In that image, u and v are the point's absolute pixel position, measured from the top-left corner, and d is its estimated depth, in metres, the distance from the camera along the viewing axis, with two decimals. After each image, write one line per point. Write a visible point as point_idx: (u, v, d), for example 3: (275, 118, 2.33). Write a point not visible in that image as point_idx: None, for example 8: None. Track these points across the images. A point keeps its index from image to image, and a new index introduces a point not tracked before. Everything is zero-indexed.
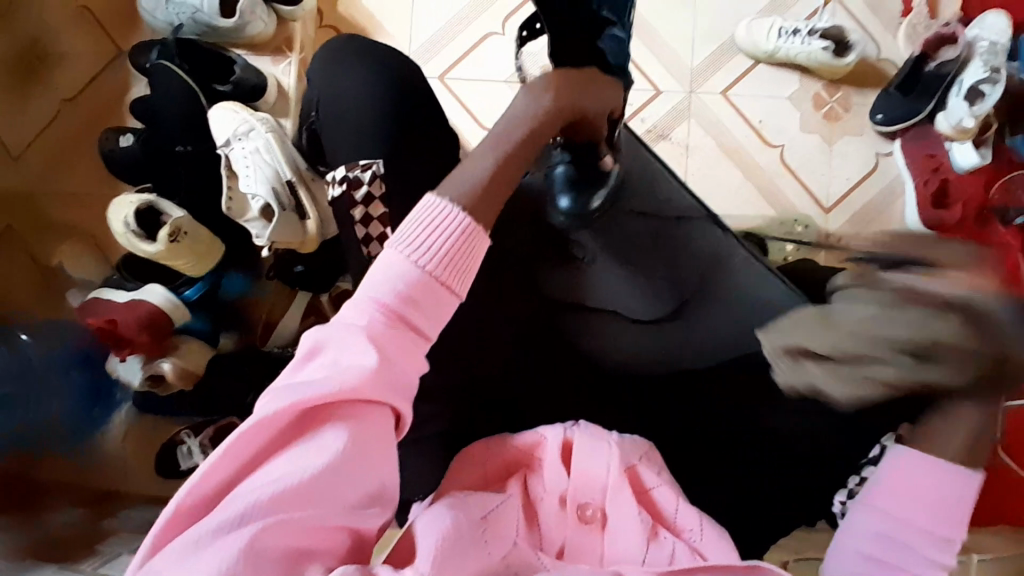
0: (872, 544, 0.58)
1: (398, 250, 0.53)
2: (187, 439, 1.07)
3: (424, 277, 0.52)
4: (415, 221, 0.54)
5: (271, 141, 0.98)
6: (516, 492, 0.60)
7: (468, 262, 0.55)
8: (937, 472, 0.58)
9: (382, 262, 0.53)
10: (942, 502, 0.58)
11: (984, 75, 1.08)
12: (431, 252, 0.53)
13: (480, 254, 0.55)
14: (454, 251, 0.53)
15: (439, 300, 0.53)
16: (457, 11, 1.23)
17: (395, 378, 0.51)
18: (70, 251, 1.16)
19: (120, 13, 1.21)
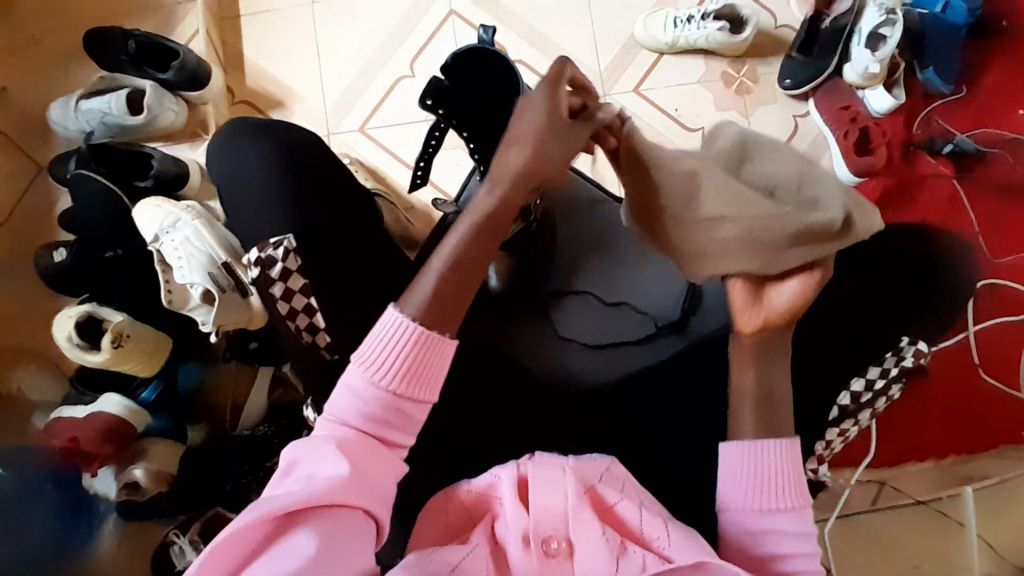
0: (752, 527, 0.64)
1: (362, 369, 0.61)
2: (177, 538, 1.01)
3: (391, 387, 0.61)
4: (379, 334, 0.62)
5: (199, 228, 0.98)
6: (481, 539, 0.60)
7: (433, 371, 0.62)
8: (771, 454, 0.65)
9: (350, 380, 0.61)
10: (786, 475, 0.64)
11: (880, 18, 1.11)
12: (392, 367, 0.61)
13: (440, 358, 0.62)
14: (415, 359, 0.61)
15: (403, 407, 0.61)
16: (364, 61, 1.24)
17: (365, 483, 0.58)
18: (27, 374, 1.14)
19: (33, 132, 1.21)
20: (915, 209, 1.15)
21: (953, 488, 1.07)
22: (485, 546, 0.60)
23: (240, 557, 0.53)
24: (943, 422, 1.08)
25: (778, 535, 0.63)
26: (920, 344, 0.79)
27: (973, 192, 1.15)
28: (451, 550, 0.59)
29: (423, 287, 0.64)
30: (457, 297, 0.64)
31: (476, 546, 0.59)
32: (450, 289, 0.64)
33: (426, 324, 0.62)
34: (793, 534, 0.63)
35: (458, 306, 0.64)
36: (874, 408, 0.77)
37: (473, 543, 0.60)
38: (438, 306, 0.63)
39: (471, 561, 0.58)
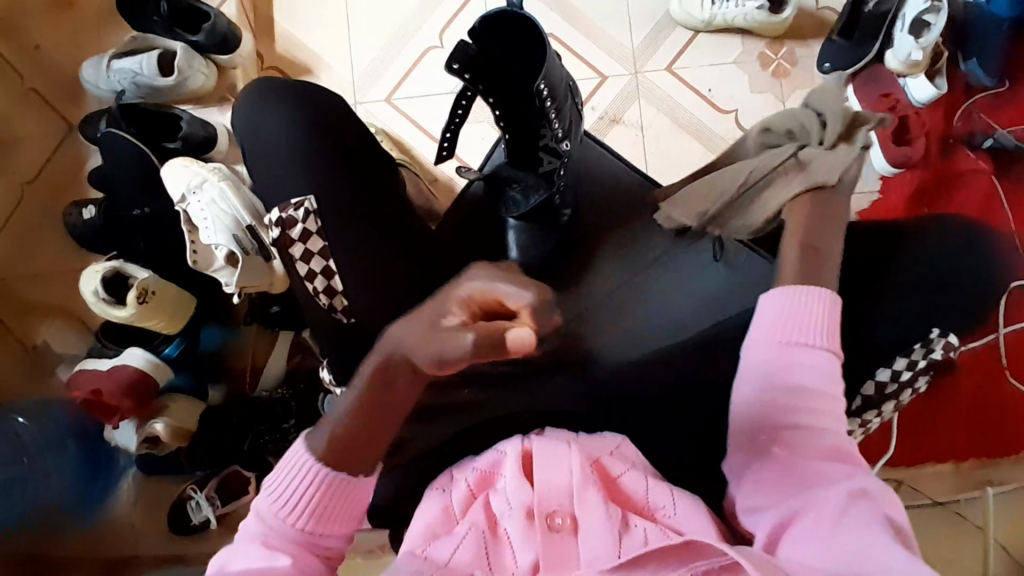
0: (774, 393, 0.62)
1: (271, 503, 0.60)
2: (194, 493, 1.08)
3: (303, 526, 0.60)
4: (283, 473, 0.61)
5: (225, 190, 0.99)
6: (477, 521, 0.59)
7: (349, 508, 0.62)
8: (806, 299, 0.64)
9: (261, 510, 0.61)
10: (819, 322, 0.64)
11: (925, 6, 1.06)
12: (302, 506, 0.60)
13: (361, 496, 0.62)
14: (322, 505, 0.60)
15: (319, 540, 0.61)
16: (394, 32, 1.23)
17: (303, 574, 0.58)
18: (54, 329, 1.17)
19: (66, 90, 1.23)
20: (963, 200, 1.10)
21: (971, 491, 1.04)
22: (479, 529, 0.59)
23: None
24: (971, 423, 1.05)
25: (795, 373, 0.62)
26: (950, 337, 0.77)
27: (1010, 188, 1.10)
28: (441, 546, 0.58)
29: (333, 425, 0.60)
30: (372, 436, 0.60)
31: (470, 531, 0.59)
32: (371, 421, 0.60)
33: (335, 466, 0.60)
34: (817, 378, 0.62)
35: (371, 439, 0.60)
36: (898, 399, 0.77)
37: (466, 528, 0.59)
38: (341, 452, 0.60)
39: (461, 553, 0.58)
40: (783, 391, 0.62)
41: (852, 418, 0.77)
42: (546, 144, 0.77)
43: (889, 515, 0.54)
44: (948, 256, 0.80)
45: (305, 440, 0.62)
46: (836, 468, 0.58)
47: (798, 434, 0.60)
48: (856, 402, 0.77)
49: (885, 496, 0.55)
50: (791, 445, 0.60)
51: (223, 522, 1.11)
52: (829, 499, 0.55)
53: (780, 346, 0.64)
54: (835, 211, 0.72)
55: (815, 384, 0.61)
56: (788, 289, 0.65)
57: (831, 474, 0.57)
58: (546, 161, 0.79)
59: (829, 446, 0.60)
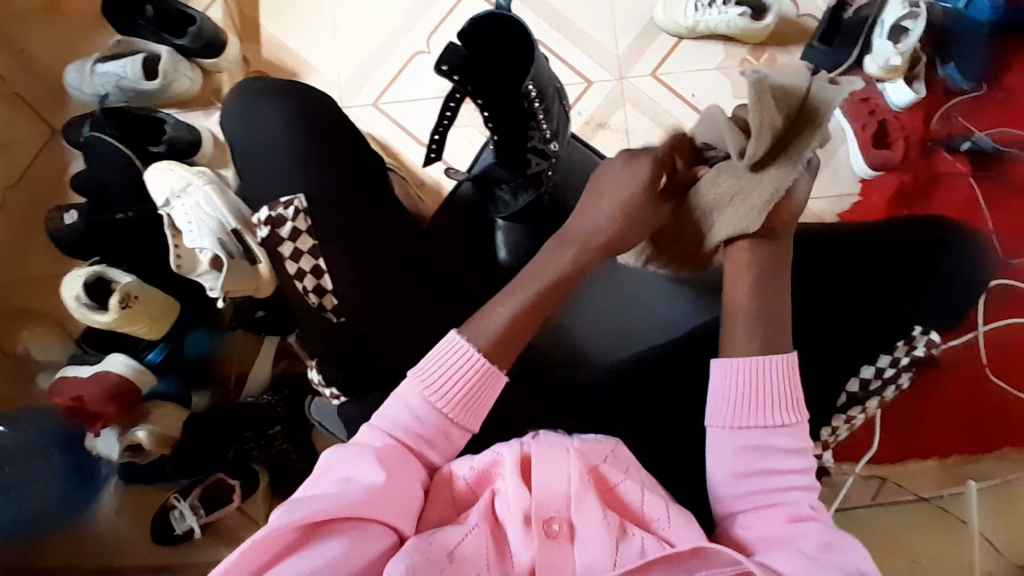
0: (742, 460, 0.63)
1: (420, 389, 0.64)
2: (178, 502, 1.06)
3: (445, 412, 0.64)
4: (436, 361, 0.65)
5: (211, 194, 0.97)
6: (481, 517, 0.59)
7: (483, 401, 0.66)
8: (754, 366, 0.65)
9: (405, 398, 0.64)
10: (780, 385, 0.64)
11: (904, 10, 1.08)
12: (451, 392, 0.64)
13: (494, 391, 0.66)
14: (471, 390, 0.65)
15: (450, 432, 0.64)
16: (381, 36, 1.24)
17: (394, 503, 0.58)
18: (33, 337, 1.13)
19: (48, 94, 1.21)
20: (939, 202, 1.13)
21: (954, 487, 1.05)
22: (484, 526, 0.58)
23: (264, 560, 0.53)
24: (951, 421, 1.07)
25: (758, 451, 0.63)
26: (932, 334, 0.78)
27: (987, 191, 1.13)
28: (450, 532, 0.57)
29: (489, 325, 0.67)
30: (519, 337, 0.67)
31: (476, 527, 0.58)
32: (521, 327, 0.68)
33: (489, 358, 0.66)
34: (783, 450, 0.63)
35: (523, 331, 0.68)
36: (882, 395, 0.77)
37: (471, 523, 0.58)
38: (502, 340, 0.67)
39: (470, 541, 0.57)
40: (752, 464, 0.63)
41: (835, 416, 0.76)
42: (534, 146, 0.78)
43: (857, 566, 0.56)
44: (929, 253, 0.82)
45: (458, 332, 0.67)
46: (807, 526, 0.59)
47: (772, 491, 0.62)
48: (841, 399, 0.76)
49: (851, 546, 0.57)
50: (762, 512, 0.61)
51: (209, 530, 1.09)
52: (801, 544, 0.57)
53: (740, 423, 0.64)
54: (768, 255, 0.70)
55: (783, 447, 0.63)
56: (745, 359, 0.65)
57: (802, 530, 0.59)
58: (534, 162, 0.80)
59: (795, 508, 0.61)
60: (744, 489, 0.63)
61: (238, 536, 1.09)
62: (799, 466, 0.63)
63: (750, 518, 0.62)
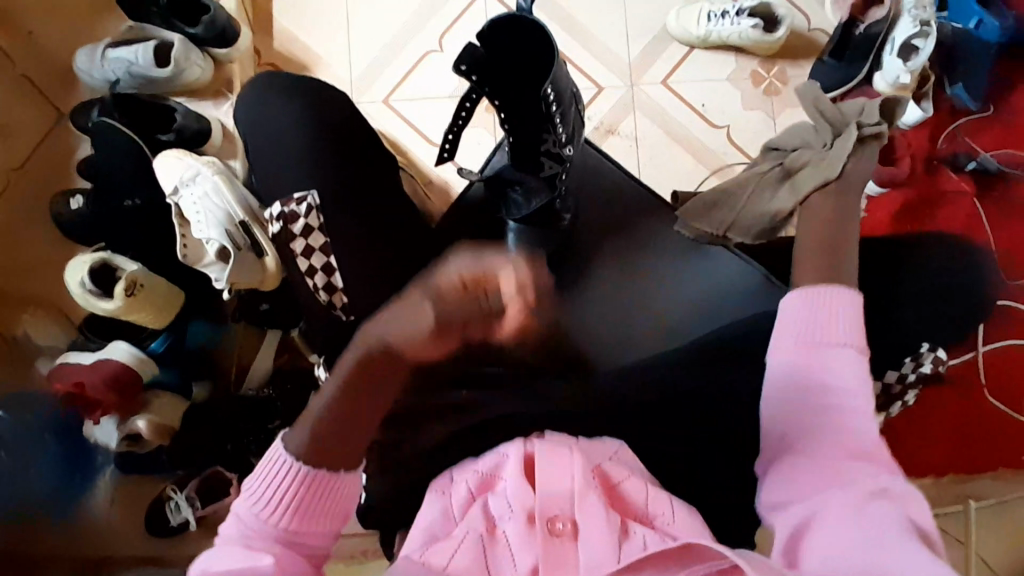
0: (798, 400, 0.62)
1: (252, 506, 0.59)
2: (174, 494, 1.06)
3: (289, 512, 0.59)
4: (264, 469, 0.61)
5: (219, 185, 0.98)
6: (474, 528, 0.59)
7: (334, 502, 0.61)
8: (821, 300, 0.65)
9: (243, 508, 0.60)
10: (841, 329, 0.63)
11: (915, 29, 1.09)
12: (287, 494, 0.59)
13: (343, 493, 0.61)
14: (302, 492, 0.59)
15: (309, 525, 0.59)
16: (394, 34, 1.24)
17: (284, 573, 0.55)
18: (33, 320, 1.13)
19: (56, 79, 1.21)
20: (944, 219, 1.14)
21: (951, 506, 1.07)
22: (477, 533, 0.58)
23: None
24: (949, 438, 1.07)
25: (818, 384, 0.62)
26: (939, 351, 0.80)
27: (992, 210, 1.14)
28: (437, 553, 0.57)
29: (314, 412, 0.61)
30: (363, 424, 0.62)
31: (468, 534, 0.58)
32: (352, 411, 0.61)
33: (313, 459, 0.60)
34: (841, 394, 0.61)
35: (358, 422, 0.62)
36: (888, 409, 0.84)
37: (460, 538, 0.58)
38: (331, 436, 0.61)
39: (458, 560, 0.57)
40: (811, 405, 0.62)
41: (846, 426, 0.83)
42: (549, 149, 0.78)
43: (911, 517, 0.53)
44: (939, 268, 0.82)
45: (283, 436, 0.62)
46: (857, 470, 0.57)
47: (826, 437, 0.60)
48: None
49: (906, 496, 0.55)
50: (811, 452, 0.60)
51: (204, 522, 1.09)
52: (849, 495, 0.55)
53: (806, 348, 0.64)
54: (847, 206, 0.72)
55: (841, 385, 0.61)
56: (813, 293, 0.65)
57: (858, 473, 0.57)
58: (547, 166, 0.79)
59: (850, 450, 0.59)
60: (800, 423, 0.62)
61: None
62: (854, 408, 0.61)
63: (796, 456, 0.61)
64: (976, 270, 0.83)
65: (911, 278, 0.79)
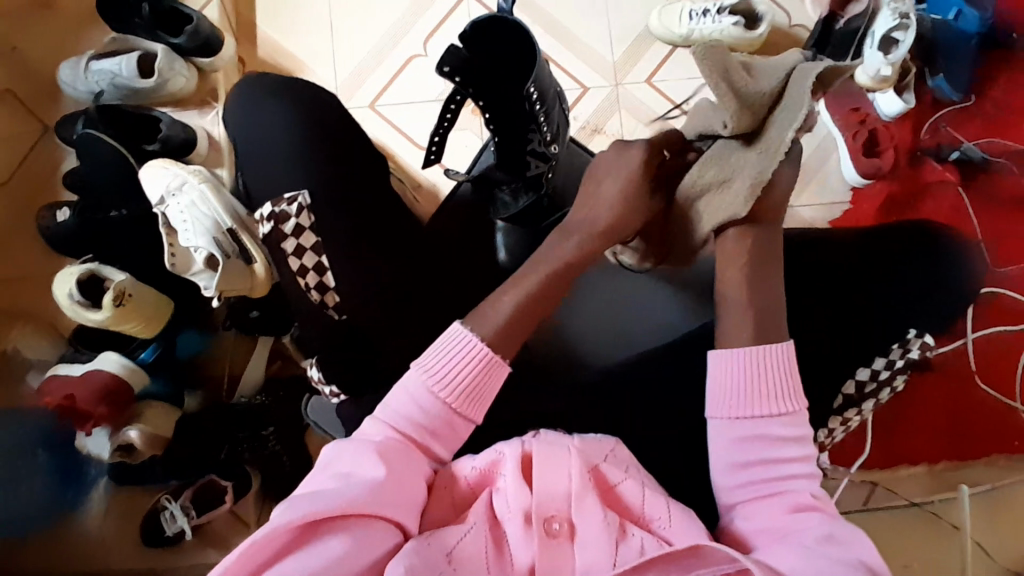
0: (740, 454, 0.63)
1: (423, 379, 0.64)
2: (168, 504, 1.05)
3: (449, 402, 0.64)
4: (435, 353, 0.65)
5: (206, 193, 0.98)
6: (481, 516, 0.59)
7: (487, 391, 0.66)
8: (749, 353, 0.65)
9: (408, 388, 0.65)
10: (777, 379, 0.64)
11: (894, 23, 1.10)
12: (455, 382, 0.64)
13: (496, 383, 0.66)
14: (474, 382, 0.65)
15: (455, 423, 0.64)
16: (378, 39, 1.24)
17: (396, 495, 0.58)
18: (23, 334, 1.12)
19: (40, 91, 1.21)
20: (928, 209, 1.15)
21: (945, 492, 1.06)
22: (483, 525, 0.59)
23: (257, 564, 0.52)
24: (940, 426, 1.08)
25: (759, 439, 0.63)
26: (925, 338, 0.78)
27: (976, 201, 1.15)
28: (449, 532, 0.58)
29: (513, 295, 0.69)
30: (528, 325, 0.68)
31: (474, 526, 0.58)
32: (524, 317, 0.68)
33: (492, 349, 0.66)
34: (781, 439, 0.62)
35: (526, 324, 0.68)
36: (876, 398, 0.79)
37: (471, 522, 0.59)
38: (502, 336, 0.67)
39: (470, 540, 0.57)
40: (754, 457, 0.62)
41: (831, 418, 0.78)
42: (534, 149, 0.78)
43: (864, 558, 0.54)
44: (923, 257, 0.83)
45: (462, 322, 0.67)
46: (807, 517, 0.59)
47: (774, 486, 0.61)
48: (837, 401, 0.78)
49: (854, 538, 0.56)
50: (761, 503, 0.61)
51: (199, 532, 1.08)
52: (802, 538, 0.56)
53: (735, 415, 0.64)
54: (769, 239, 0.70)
55: (782, 434, 0.62)
56: (747, 349, 0.65)
57: (803, 523, 0.58)
58: (534, 166, 0.80)
59: (797, 498, 0.61)
60: (749, 476, 0.62)
61: (227, 538, 1.08)
62: (801, 455, 0.62)
63: (750, 508, 0.61)
64: (959, 258, 0.84)
65: (895, 267, 0.80)
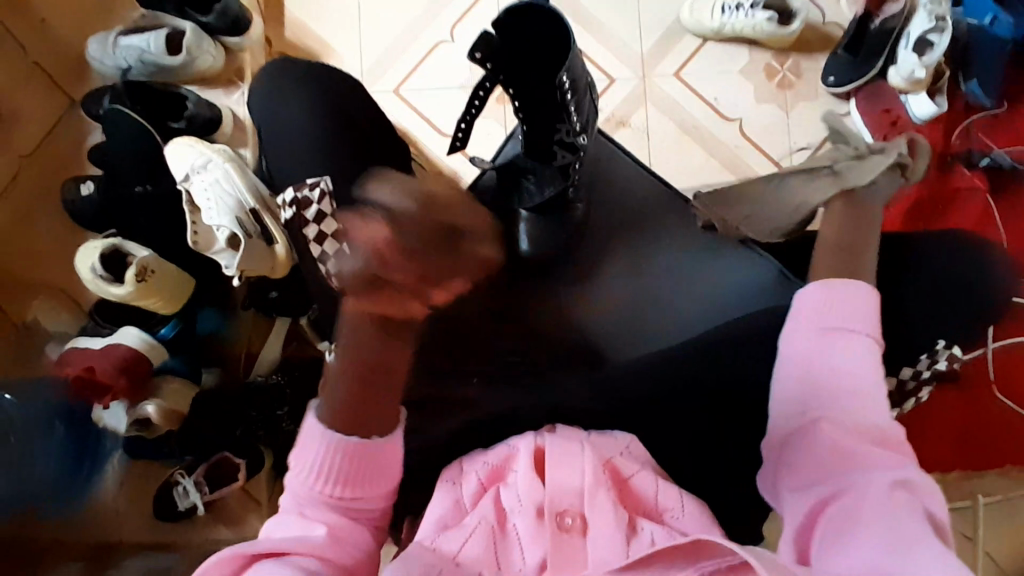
0: (804, 384, 0.61)
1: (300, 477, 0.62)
2: (182, 479, 1.07)
3: (329, 493, 0.61)
4: (300, 449, 0.62)
5: (230, 171, 0.98)
6: (486, 515, 0.59)
7: (371, 470, 0.62)
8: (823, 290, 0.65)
9: (294, 488, 0.62)
10: (861, 313, 0.63)
11: (929, 24, 1.07)
12: (329, 473, 0.61)
13: (386, 458, 0.63)
14: (347, 465, 0.61)
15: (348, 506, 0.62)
16: (405, 23, 1.23)
17: (330, 542, 0.59)
18: (44, 305, 1.14)
19: (69, 65, 1.21)
20: (955, 216, 1.13)
21: (960, 502, 1.07)
22: (488, 524, 0.58)
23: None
24: (957, 434, 1.06)
25: (833, 367, 0.61)
26: (953, 349, 0.79)
27: (1005, 211, 1.12)
28: (449, 541, 0.58)
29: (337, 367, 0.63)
30: (364, 389, 0.62)
31: (480, 524, 0.58)
32: (365, 384, 0.62)
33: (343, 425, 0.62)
34: (851, 371, 0.60)
35: (382, 384, 0.63)
36: (903, 405, 0.82)
37: (473, 523, 0.58)
38: (361, 401, 0.62)
39: (471, 545, 0.57)
40: (822, 386, 0.60)
41: None
42: (562, 139, 0.78)
43: (928, 508, 0.51)
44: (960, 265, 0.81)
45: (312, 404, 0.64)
46: (873, 453, 0.55)
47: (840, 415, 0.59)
48: None
49: (923, 485, 0.53)
50: (817, 436, 0.58)
51: (211, 508, 1.10)
52: (868, 485, 0.53)
53: (826, 330, 0.63)
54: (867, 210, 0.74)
55: (852, 369, 0.60)
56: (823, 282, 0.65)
57: (867, 459, 0.55)
58: (561, 156, 0.80)
59: (862, 430, 0.58)
60: (817, 400, 0.60)
61: (240, 515, 1.10)
62: (865, 404, 0.59)
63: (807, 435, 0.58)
64: (988, 266, 0.82)
65: (924, 274, 0.78)
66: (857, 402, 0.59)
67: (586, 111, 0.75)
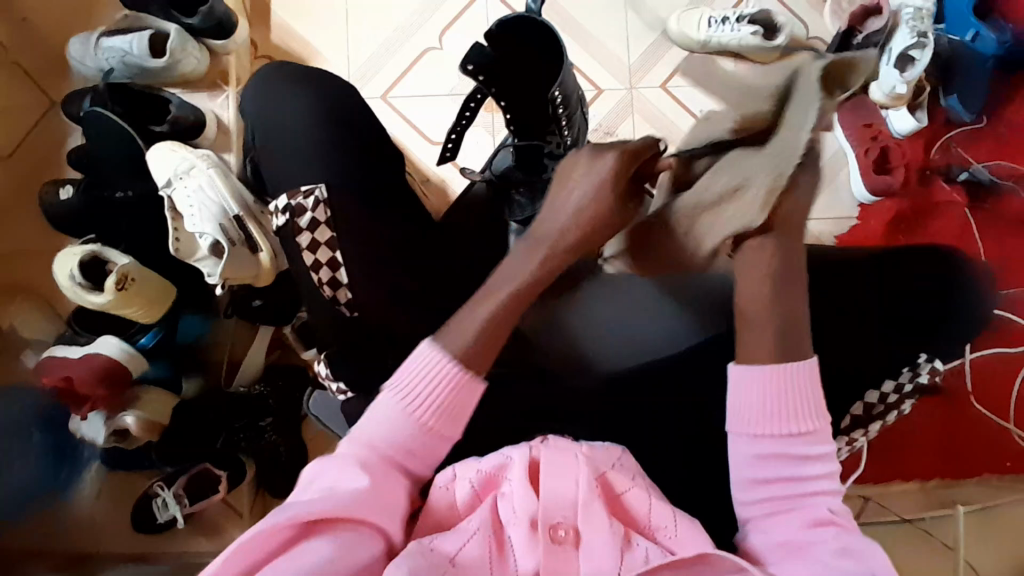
0: (757, 467, 0.63)
1: (397, 401, 0.62)
2: (161, 491, 1.03)
3: (422, 420, 0.62)
4: (408, 372, 0.63)
5: (214, 177, 0.96)
6: (483, 521, 0.59)
7: (462, 407, 0.64)
8: (769, 371, 0.63)
9: (383, 410, 0.63)
10: (805, 394, 0.63)
11: (912, 40, 1.10)
12: (425, 400, 0.62)
13: (472, 398, 0.64)
14: (446, 399, 0.63)
15: (431, 442, 0.63)
16: (394, 29, 1.23)
17: (379, 501, 0.58)
18: (19, 312, 1.11)
19: (48, 66, 1.19)
20: (935, 227, 1.16)
21: (938, 510, 1.04)
22: (485, 532, 0.58)
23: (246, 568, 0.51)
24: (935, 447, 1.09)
25: (782, 449, 0.63)
26: (936, 363, 0.78)
27: (984, 221, 1.16)
28: (448, 539, 0.57)
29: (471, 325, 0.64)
30: (501, 335, 0.65)
31: (479, 528, 0.58)
32: (500, 326, 0.65)
33: (463, 367, 0.63)
34: (798, 455, 0.63)
35: (495, 343, 0.64)
36: (884, 419, 0.80)
37: (473, 527, 0.58)
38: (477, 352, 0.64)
39: (471, 547, 0.57)
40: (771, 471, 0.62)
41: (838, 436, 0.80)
42: (551, 151, 0.80)
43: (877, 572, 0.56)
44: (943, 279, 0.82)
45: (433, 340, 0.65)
46: (824, 530, 0.59)
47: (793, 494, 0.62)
48: (846, 422, 0.79)
49: (869, 550, 0.58)
50: (780, 518, 0.62)
51: (192, 520, 1.08)
52: (821, 554, 0.57)
53: (767, 423, 0.63)
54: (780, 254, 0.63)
55: (797, 451, 0.63)
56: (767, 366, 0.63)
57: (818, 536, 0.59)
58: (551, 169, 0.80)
59: (814, 511, 0.61)
60: (771, 483, 0.62)
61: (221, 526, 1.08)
62: (824, 472, 0.63)
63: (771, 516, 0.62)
64: (972, 280, 0.84)
65: (910, 289, 0.80)
66: (809, 480, 0.62)
67: (575, 123, 0.78)
